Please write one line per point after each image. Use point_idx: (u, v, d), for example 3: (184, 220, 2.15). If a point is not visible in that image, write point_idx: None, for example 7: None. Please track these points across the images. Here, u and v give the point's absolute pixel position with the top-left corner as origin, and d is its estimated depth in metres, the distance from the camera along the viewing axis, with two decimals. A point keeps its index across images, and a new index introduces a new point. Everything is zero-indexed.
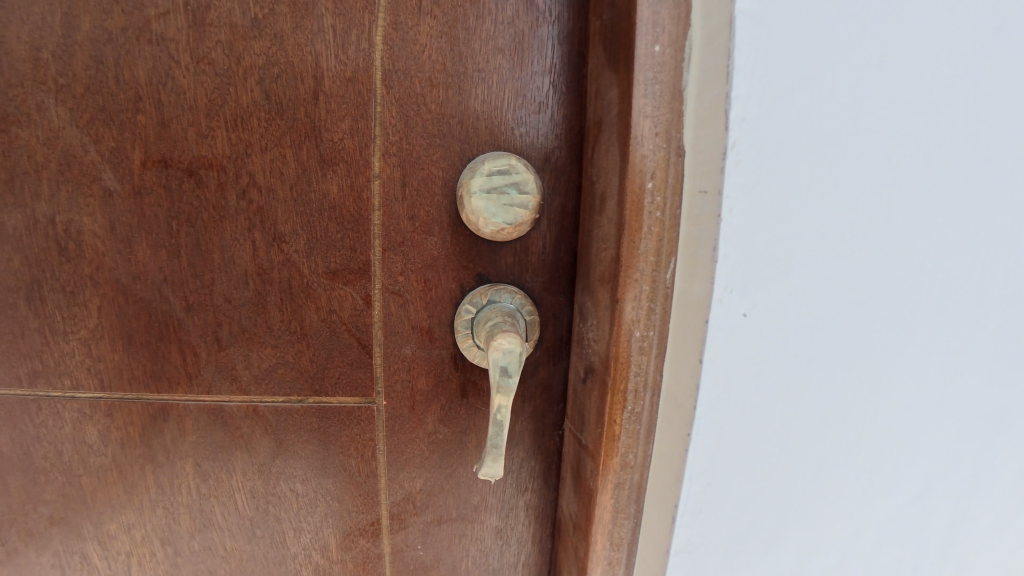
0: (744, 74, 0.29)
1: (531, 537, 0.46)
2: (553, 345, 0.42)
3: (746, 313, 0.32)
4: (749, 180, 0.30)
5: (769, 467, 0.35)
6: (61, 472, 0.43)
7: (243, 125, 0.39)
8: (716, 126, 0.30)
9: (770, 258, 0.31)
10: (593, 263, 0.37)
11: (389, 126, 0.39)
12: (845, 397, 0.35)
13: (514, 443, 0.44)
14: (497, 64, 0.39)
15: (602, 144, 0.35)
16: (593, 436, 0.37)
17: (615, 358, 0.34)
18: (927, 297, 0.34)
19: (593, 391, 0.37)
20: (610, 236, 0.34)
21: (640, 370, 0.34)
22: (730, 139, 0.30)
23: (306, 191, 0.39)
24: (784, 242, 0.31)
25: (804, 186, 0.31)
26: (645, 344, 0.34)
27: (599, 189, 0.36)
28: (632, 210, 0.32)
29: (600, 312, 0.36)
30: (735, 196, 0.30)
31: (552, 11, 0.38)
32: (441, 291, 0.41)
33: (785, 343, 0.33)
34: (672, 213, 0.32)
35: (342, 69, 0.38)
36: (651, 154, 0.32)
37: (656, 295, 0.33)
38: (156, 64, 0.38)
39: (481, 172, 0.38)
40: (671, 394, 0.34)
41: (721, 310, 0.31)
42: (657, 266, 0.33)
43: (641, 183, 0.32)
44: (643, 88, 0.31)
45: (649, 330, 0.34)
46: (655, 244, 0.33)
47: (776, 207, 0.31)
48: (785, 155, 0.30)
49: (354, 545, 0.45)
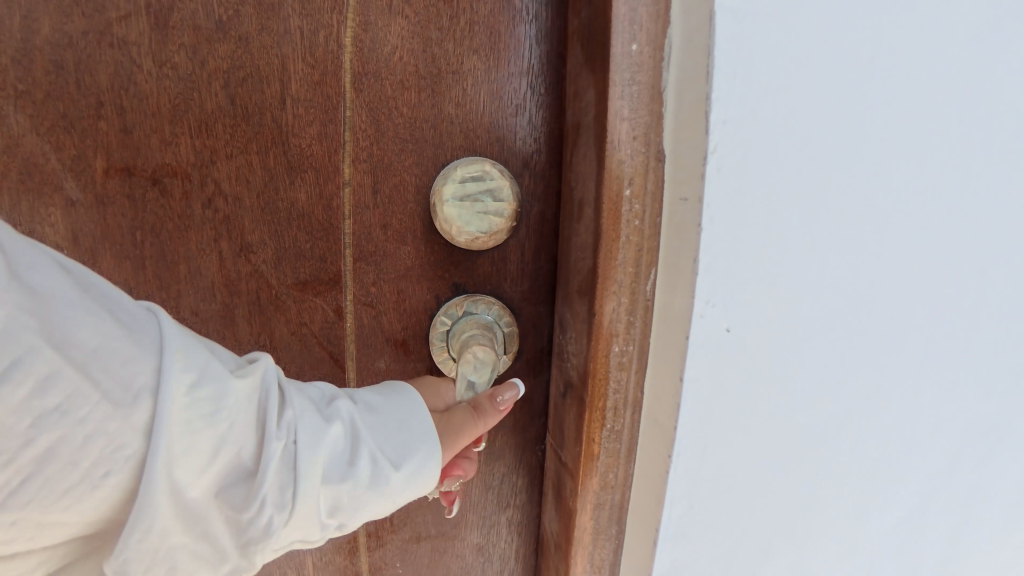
0: (727, 73, 0.27)
1: (514, 554, 0.44)
2: (533, 357, 0.41)
3: (730, 328, 0.30)
4: (731, 186, 0.28)
5: (756, 486, 0.33)
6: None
7: (208, 131, 0.37)
8: (696, 129, 0.28)
9: (753, 271, 0.29)
10: (569, 273, 0.36)
11: (359, 131, 0.38)
12: (835, 414, 0.33)
13: (494, 459, 0.43)
14: (469, 65, 0.37)
15: (578, 149, 0.34)
16: (571, 454, 0.36)
17: (593, 373, 0.33)
18: (922, 308, 0.32)
19: (571, 407, 0.35)
20: (587, 245, 0.32)
21: (619, 386, 0.33)
22: (712, 143, 0.28)
23: (273, 199, 0.38)
24: (769, 253, 0.29)
25: (790, 191, 0.29)
26: (624, 358, 0.32)
27: (577, 196, 0.34)
28: (609, 218, 0.30)
29: (578, 325, 0.34)
30: (717, 203, 0.28)
31: (529, 9, 0.37)
32: (416, 302, 0.40)
33: (771, 357, 0.31)
34: (652, 221, 0.31)
35: (310, 71, 0.37)
36: (628, 159, 0.30)
37: (635, 308, 0.32)
38: (118, 68, 0.36)
39: (454, 178, 0.36)
40: (652, 411, 0.33)
41: (703, 325, 0.29)
42: (636, 276, 0.31)
43: (619, 190, 0.30)
44: (619, 90, 0.29)
45: (628, 344, 0.32)
46: (633, 253, 0.31)
47: (760, 215, 0.29)
48: (770, 161, 0.28)
49: (330, 563, 0.44)
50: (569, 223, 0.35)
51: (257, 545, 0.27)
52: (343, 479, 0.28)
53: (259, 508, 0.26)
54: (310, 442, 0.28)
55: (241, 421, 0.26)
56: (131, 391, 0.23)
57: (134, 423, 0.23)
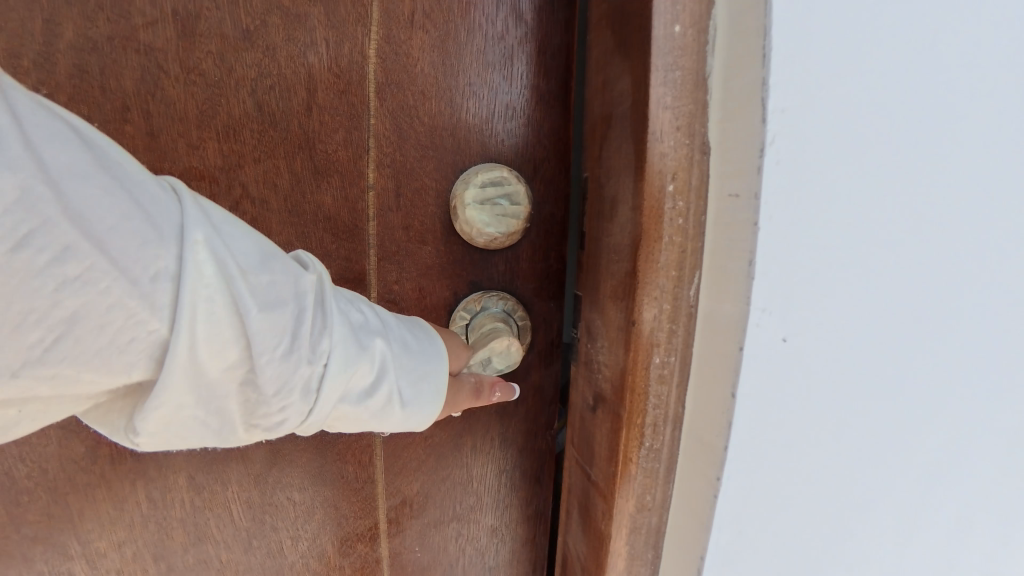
0: (779, 63, 0.26)
1: (526, 534, 0.47)
2: (545, 348, 0.44)
3: (785, 338, 0.28)
4: (787, 186, 0.27)
5: (803, 506, 0.32)
6: (40, 495, 0.40)
7: (235, 136, 0.39)
8: (748, 119, 0.27)
9: (807, 276, 0.28)
10: (603, 278, 0.34)
11: (382, 138, 0.40)
12: (886, 428, 0.32)
13: (507, 445, 0.46)
14: (495, 78, 0.40)
15: (612, 148, 0.32)
16: (605, 468, 0.34)
17: (631, 389, 0.31)
18: (976, 317, 0.31)
19: (603, 421, 0.34)
20: (625, 247, 0.31)
21: (659, 401, 0.31)
22: (768, 137, 0.26)
23: (300, 202, 0.40)
24: (824, 254, 0.28)
25: (847, 193, 0.27)
26: (666, 370, 0.30)
27: (609, 195, 0.33)
28: (652, 219, 0.29)
29: (612, 332, 0.33)
30: (771, 203, 0.27)
31: (540, 28, 0.40)
32: (436, 298, 0.42)
33: (824, 371, 0.29)
34: (697, 220, 0.29)
35: (335, 80, 0.39)
36: (671, 151, 0.28)
37: (678, 314, 0.30)
38: (144, 73, 0.37)
39: (475, 183, 0.39)
40: (698, 423, 0.31)
41: (757, 336, 0.28)
42: (679, 280, 0.29)
43: (661, 187, 0.28)
44: (659, 74, 0.28)
45: (670, 356, 0.30)
46: (677, 255, 0.29)
47: (816, 218, 0.27)
48: (826, 159, 0.27)
49: (352, 550, 0.46)
50: (607, 225, 0.33)
51: (265, 427, 0.31)
52: (359, 404, 0.32)
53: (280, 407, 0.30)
54: (339, 367, 0.31)
55: (258, 317, 0.28)
56: (153, 272, 0.27)
57: (158, 300, 0.27)
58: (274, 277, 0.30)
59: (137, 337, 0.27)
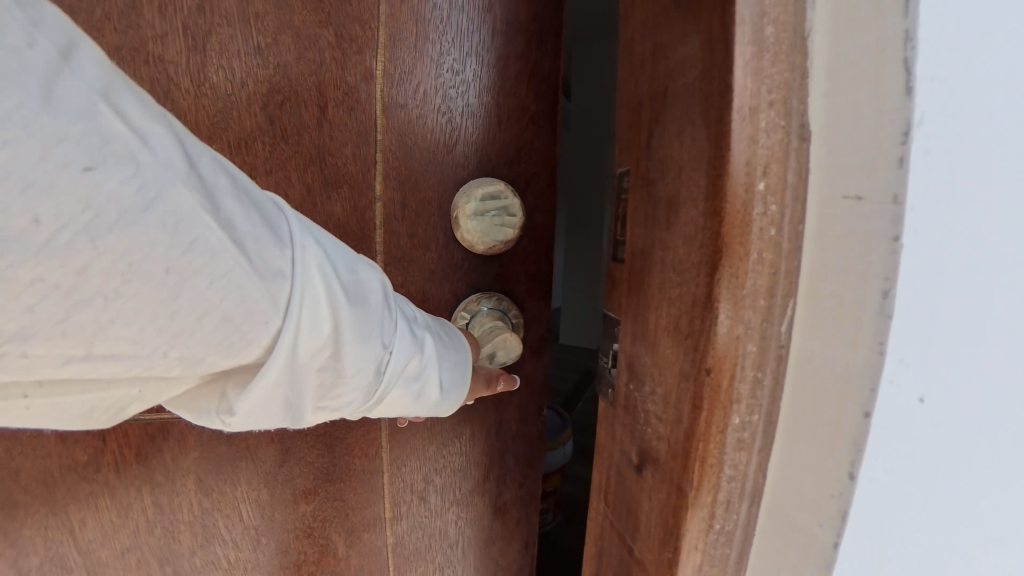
0: (930, 6, 0.18)
1: (521, 512, 0.51)
2: (535, 343, 0.49)
3: (923, 398, 0.20)
4: (941, 179, 0.18)
5: None
6: (52, 500, 0.42)
7: (248, 148, 0.41)
8: (881, 84, 0.19)
9: (950, 311, 0.20)
10: (654, 303, 0.25)
11: (388, 153, 0.43)
12: None
13: (502, 432, 0.49)
14: (449, 95, 0.43)
15: (666, 128, 0.24)
16: (654, 552, 0.25)
17: (696, 457, 0.22)
18: None
19: (651, 492, 0.25)
20: (686, 265, 0.22)
21: (735, 475, 0.22)
22: (914, 111, 0.18)
23: (312, 210, 0.43)
24: (969, 279, 0.20)
25: (1010, 191, 0.19)
26: (745, 434, 0.21)
27: (657, 192, 0.24)
28: (738, 223, 0.20)
29: (664, 373, 0.24)
30: (923, 201, 0.18)
31: (534, 54, 0.43)
32: (439, 300, 0.46)
33: (972, 436, 0.21)
34: (793, 227, 0.20)
35: (342, 98, 0.42)
36: (763, 132, 0.20)
37: (766, 360, 0.21)
38: (156, 85, 0.38)
39: (476, 197, 0.43)
40: (802, 511, 0.22)
41: (892, 393, 0.19)
42: (768, 313, 0.21)
43: (746, 183, 0.20)
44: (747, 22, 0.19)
45: (753, 414, 0.21)
46: (766, 279, 0.20)
47: (975, 226, 0.19)
48: (984, 147, 0.19)
49: (358, 540, 0.48)
50: (664, 232, 0.24)
51: (330, 408, 0.31)
52: (412, 392, 0.34)
53: (352, 393, 0.30)
54: (408, 360, 0.32)
55: (350, 313, 0.29)
56: (273, 267, 0.26)
57: (278, 294, 0.26)
58: (365, 277, 0.30)
59: (255, 334, 0.26)
